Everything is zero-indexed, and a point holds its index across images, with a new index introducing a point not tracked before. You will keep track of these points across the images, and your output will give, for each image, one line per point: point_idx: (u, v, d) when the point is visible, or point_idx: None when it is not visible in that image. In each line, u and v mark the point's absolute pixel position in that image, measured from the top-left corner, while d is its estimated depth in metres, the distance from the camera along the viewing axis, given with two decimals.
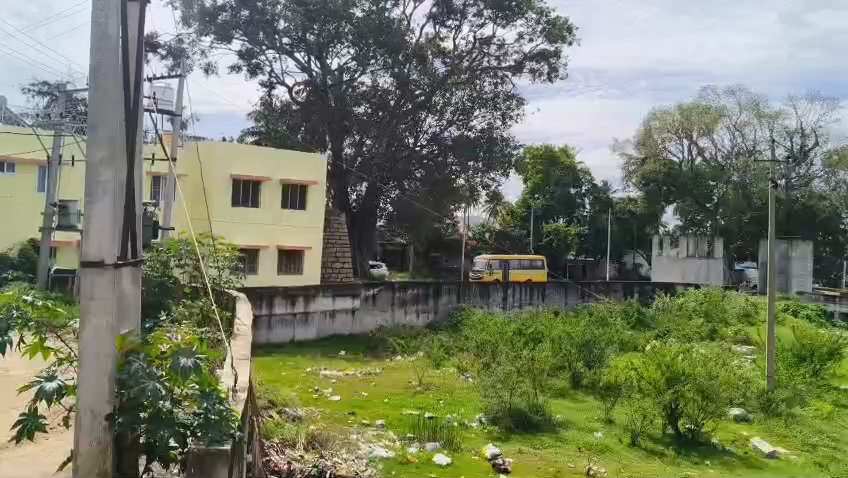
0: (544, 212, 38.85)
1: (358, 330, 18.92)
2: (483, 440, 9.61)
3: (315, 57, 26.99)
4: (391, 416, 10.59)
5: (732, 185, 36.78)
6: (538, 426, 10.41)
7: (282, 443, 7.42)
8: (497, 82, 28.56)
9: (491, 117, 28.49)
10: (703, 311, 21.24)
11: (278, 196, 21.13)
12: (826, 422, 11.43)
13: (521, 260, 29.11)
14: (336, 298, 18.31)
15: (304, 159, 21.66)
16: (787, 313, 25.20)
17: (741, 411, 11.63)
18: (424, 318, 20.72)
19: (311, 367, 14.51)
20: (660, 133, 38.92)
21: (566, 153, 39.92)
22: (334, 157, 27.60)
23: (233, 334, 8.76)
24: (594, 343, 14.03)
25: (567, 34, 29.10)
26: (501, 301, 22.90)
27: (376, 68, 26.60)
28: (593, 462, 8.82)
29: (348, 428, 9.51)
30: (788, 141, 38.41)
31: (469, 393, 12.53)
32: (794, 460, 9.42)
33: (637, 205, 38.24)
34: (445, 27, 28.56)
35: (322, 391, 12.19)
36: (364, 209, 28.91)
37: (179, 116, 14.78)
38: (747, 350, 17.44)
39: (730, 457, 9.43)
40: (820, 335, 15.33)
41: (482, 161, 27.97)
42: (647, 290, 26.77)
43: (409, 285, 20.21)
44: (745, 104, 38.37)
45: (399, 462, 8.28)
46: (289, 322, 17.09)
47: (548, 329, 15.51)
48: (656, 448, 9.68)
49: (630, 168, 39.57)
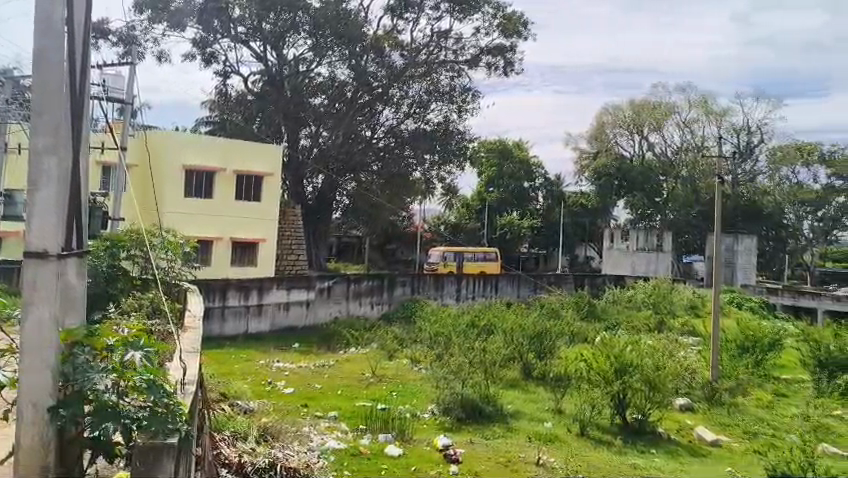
0: (498, 203, 38.61)
1: (312, 323, 18.80)
2: (434, 431, 9.68)
3: (271, 47, 26.65)
4: (344, 409, 10.58)
5: (680, 182, 38.30)
6: (490, 417, 10.50)
7: (233, 436, 7.35)
8: (454, 75, 28.47)
9: (447, 111, 28.52)
10: (651, 303, 21.79)
11: (231, 187, 20.89)
12: (767, 410, 11.81)
13: (475, 252, 29.29)
14: (290, 290, 18.20)
15: (256, 149, 21.46)
16: (732, 305, 25.85)
17: (687, 401, 11.83)
18: (378, 310, 20.72)
19: (264, 360, 14.38)
20: (612, 128, 39.82)
21: (519, 148, 39.66)
22: (290, 148, 27.17)
23: (183, 327, 8.63)
24: (546, 335, 14.34)
25: (523, 29, 29.28)
26: (454, 293, 23.01)
27: (333, 60, 26.42)
28: (542, 451, 8.96)
29: (300, 420, 9.48)
30: (735, 138, 39.36)
31: (421, 385, 12.60)
32: (735, 448, 9.73)
33: (588, 199, 39.32)
34: (403, 20, 28.47)
35: (275, 384, 12.08)
36: (321, 201, 28.68)
37: (130, 104, 14.47)
38: (693, 341, 17.84)
39: (674, 446, 9.65)
40: (762, 327, 15.80)
41: (438, 153, 28.21)
42: (598, 282, 27.15)
43: (363, 278, 20.17)
44: (694, 101, 39.24)
45: (350, 454, 8.29)
46: (242, 315, 16.91)
47: (501, 321, 15.73)
48: (604, 437, 9.88)
49: (583, 164, 40.43)
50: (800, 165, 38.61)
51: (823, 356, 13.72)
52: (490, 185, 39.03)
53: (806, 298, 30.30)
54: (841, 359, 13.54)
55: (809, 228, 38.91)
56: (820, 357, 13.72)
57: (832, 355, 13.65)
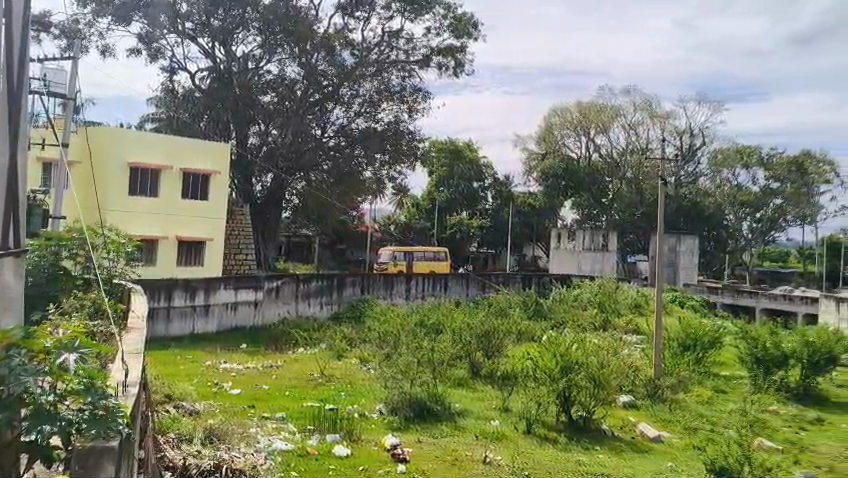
0: (447, 204, 38.37)
1: (260, 323, 18.59)
2: (383, 431, 9.68)
3: (219, 43, 26.39)
4: (292, 409, 10.53)
5: (625, 183, 39.33)
6: (438, 416, 10.54)
7: (178, 438, 7.28)
8: (405, 75, 28.47)
9: (398, 110, 28.42)
10: (597, 302, 22.15)
11: (177, 185, 20.55)
12: (708, 406, 12.12)
13: (425, 252, 29.39)
14: (238, 290, 17.98)
15: (203, 147, 21.16)
16: (675, 304, 26.47)
17: (630, 398, 12.05)
18: (327, 310, 20.59)
19: (211, 360, 14.17)
20: (559, 130, 40.33)
21: (469, 148, 39.84)
22: (238, 146, 27.07)
23: (125, 328, 8.46)
24: (494, 333, 14.50)
25: (473, 30, 29.47)
26: (404, 293, 23.03)
27: (283, 58, 26.35)
28: (490, 450, 9.03)
29: (247, 421, 9.40)
30: (678, 139, 39.76)
31: (369, 384, 12.61)
32: (676, 444, 9.97)
33: (536, 199, 39.95)
34: (354, 18, 28.40)
35: (222, 385, 11.92)
36: (269, 200, 28.45)
37: (73, 100, 14.07)
38: (637, 339, 18.21)
39: (618, 443, 9.82)
40: (703, 325, 16.18)
41: (388, 154, 28.03)
42: (545, 281, 27.49)
43: (312, 278, 20.04)
44: (639, 104, 39.94)
45: (298, 455, 8.24)
46: (188, 315, 16.64)
47: (449, 320, 15.80)
48: (549, 435, 10.01)
49: (531, 164, 40.96)
50: (740, 167, 39.49)
51: (760, 353, 14.10)
52: (440, 185, 38.95)
53: (745, 297, 31.21)
54: (777, 356, 13.94)
55: (748, 229, 40.50)
56: (756, 353, 14.06)
57: (769, 351, 14.00)
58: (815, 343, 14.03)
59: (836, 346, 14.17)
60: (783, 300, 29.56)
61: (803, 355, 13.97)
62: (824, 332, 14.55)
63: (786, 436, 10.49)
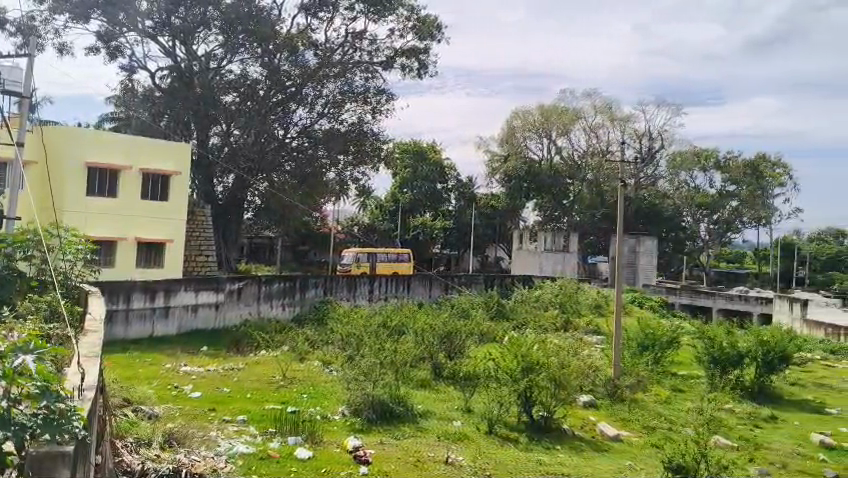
0: (411, 205, 38.26)
1: (221, 325, 18.39)
2: (345, 433, 9.64)
3: (180, 43, 26.16)
4: (253, 412, 10.43)
5: (586, 184, 39.90)
6: (400, 417, 10.55)
7: (136, 442, 7.17)
8: (368, 76, 28.41)
9: (361, 112, 28.37)
10: (558, 302, 22.38)
11: (137, 185, 20.23)
12: (665, 405, 12.31)
13: (387, 253, 29.37)
14: (198, 292, 17.78)
15: (164, 147, 20.86)
16: (635, 304, 26.88)
17: (590, 398, 12.19)
18: (290, 312, 20.44)
19: (171, 363, 13.98)
20: (522, 132, 40.35)
21: (433, 149, 39.90)
22: (199, 146, 26.75)
23: (82, 330, 8.29)
24: (457, 334, 14.63)
25: (437, 32, 29.52)
26: (366, 295, 22.99)
27: (245, 57, 26.27)
28: (452, 451, 9.06)
29: (207, 424, 9.29)
30: (638, 142, 40.19)
31: (331, 386, 12.55)
32: (635, 443, 10.11)
33: (499, 201, 40.39)
34: (317, 19, 28.29)
35: (182, 388, 11.78)
36: (231, 201, 28.18)
37: (28, 98, 13.75)
38: (597, 339, 18.45)
39: (579, 442, 9.94)
40: (662, 325, 16.41)
41: (351, 155, 28.07)
42: (507, 282, 27.67)
43: (275, 279, 19.90)
44: (600, 107, 40.41)
45: (259, 458, 8.15)
46: (147, 317, 16.42)
47: (412, 321, 15.78)
48: (511, 435, 10.07)
49: (494, 166, 41.19)
50: (697, 169, 40.05)
51: (717, 352, 14.37)
52: (404, 186, 38.70)
53: (702, 297, 31.79)
54: (732, 355, 14.22)
55: (705, 230, 41.12)
56: (713, 353, 14.35)
57: (725, 351, 14.26)
58: (770, 343, 14.32)
59: (789, 345, 14.45)
60: (739, 300, 30.12)
61: (758, 354, 14.20)
62: (778, 332, 14.82)
63: (742, 434, 10.69)
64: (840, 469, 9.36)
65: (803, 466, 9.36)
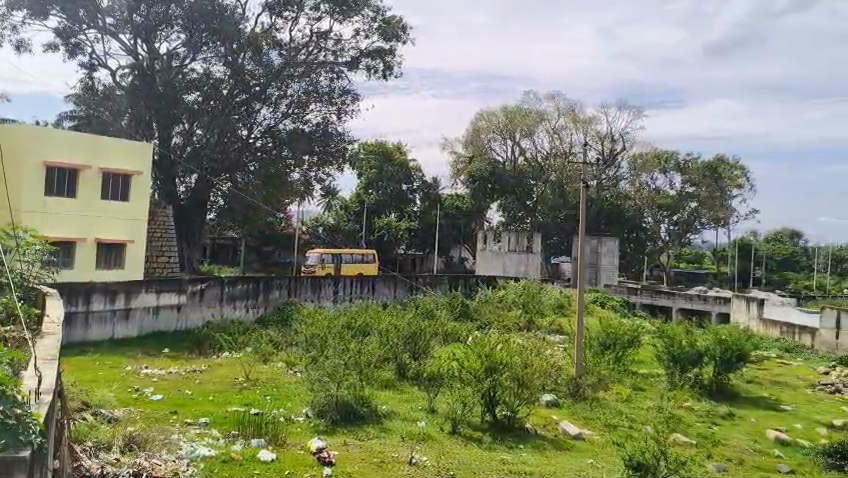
0: (376, 205, 38.35)
1: (183, 326, 18.19)
2: (308, 434, 9.61)
3: (142, 41, 25.79)
4: (215, 414, 10.33)
5: (549, 186, 40.26)
6: (364, 419, 10.54)
7: (96, 446, 7.09)
8: (333, 77, 28.37)
9: (326, 111, 28.25)
10: (521, 302, 22.56)
11: (97, 185, 19.91)
12: (626, 403, 12.48)
13: (352, 253, 29.32)
14: (160, 293, 17.56)
15: (124, 146, 20.53)
16: (597, 304, 27.20)
17: (553, 397, 12.31)
18: (254, 313, 20.27)
19: (132, 365, 13.78)
20: (486, 133, 40.87)
21: (398, 150, 39.81)
22: (162, 146, 26.35)
23: (40, 333, 8.13)
24: (420, 335, 14.66)
25: (402, 33, 29.53)
26: (331, 295, 22.91)
27: (208, 56, 25.96)
28: (416, 451, 9.08)
29: (168, 427, 9.17)
30: (600, 144, 40.79)
31: (296, 388, 12.50)
32: (597, 441, 10.26)
33: (464, 201, 40.52)
34: (282, 18, 28.14)
35: (143, 391, 11.63)
36: (194, 201, 27.85)
37: None
38: (560, 339, 18.62)
39: (542, 440, 10.04)
40: (623, 324, 16.63)
41: (317, 155, 27.92)
42: (471, 283, 27.80)
43: (238, 281, 19.72)
44: (563, 109, 40.80)
45: (221, 460, 8.07)
46: (107, 320, 16.16)
47: (376, 322, 15.76)
48: (475, 434, 10.12)
49: (459, 167, 41.47)
50: (658, 171, 40.56)
51: (676, 350, 14.62)
52: (369, 187, 38.55)
53: (662, 297, 32.23)
54: (691, 353, 14.45)
55: (666, 230, 41.77)
56: (672, 353, 14.60)
57: (684, 349, 14.49)
58: (727, 341, 14.55)
59: (745, 344, 14.70)
60: (698, 300, 30.68)
61: (715, 353, 14.44)
62: (735, 332, 15.06)
63: (700, 431, 10.87)
64: (793, 464, 9.62)
65: (758, 462, 9.56)
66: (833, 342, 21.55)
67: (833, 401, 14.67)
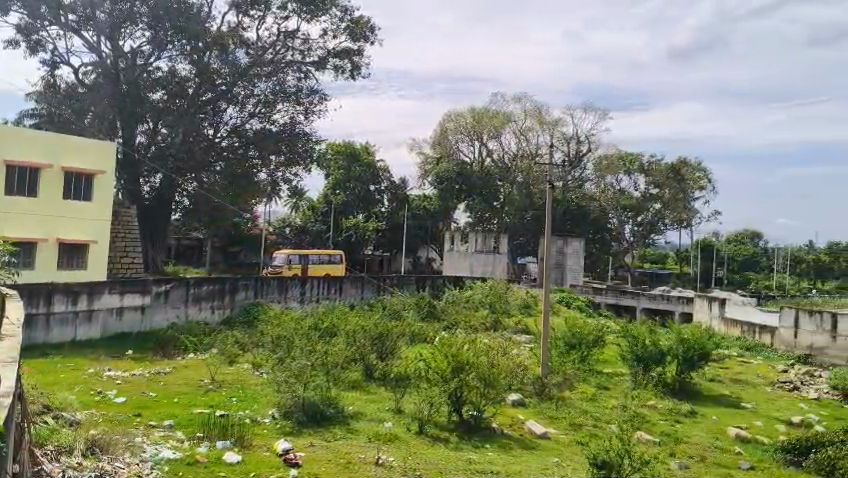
0: (343, 206, 38.02)
1: (147, 328, 17.97)
2: (274, 435, 9.55)
3: (106, 38, 25.36)
4: (180, 416, 10.24)
5: (515, 187, 40.57)
6: (331, 419, 10.54)
7: (57, 450, 7.01)
8: (301, 76, 28.31)
9: (293, 111, 28.18)
10: (488, 302, 22.69)
11: (59, 184, 19.59)
12: (591, 402, 12.62)
13: (320, 254, 29.23)
14: (123, 294, 17.33)
15: (87, 145, 20.21)
16: (562, 304, 27.45)
17: (519, 396, 12.39)
18: (220, 314, 20.09)
19: (94, 367, 13.61)
20: (454, 134, 41.13)
21: (366, 151, 39.74)
22: (125, 145, 26.00)
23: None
24: (388, 336, 14.63)
25: (370, 34, 29.49)
26: (298, 296, 22.83)
27: (174, 54, 25.62)
28: (382, 451, 9.08)
29: (132, 431, 9.06)
30: (566, 146, 41.07)
31: (262, 389, 12.43)
32: (562, 440, 10.36)
33: (431, 202, 40.60)
34: (249, 17, 27.96)
35: (106, 393, 11.48)
36: (158, 201, 27.51)
37: None
38: (526, 339, 18.79)
39: (508, 440, 10.10)
40: (588, 324, 16.78)
41: (284, 155, 27.84)
42: (438, 283, 27.87)
43: (203, 281, 19.53)
44: (530, 111, 41.10)
45: (186, 463, 7.99)
46: (69, 321, 15.91)
47: (343, 323, 15.73)
48: (441, 434, 10.15)
49: (427, 168, 41.59)
50: (622, 173, 40.99)
51: (639, 350, 14.79)
52: (336, 188, 38.30)
53: (626, 297, 32.60)
54: (655, 352, 14.63)
55: (630, 231, 42.28)
56: (637, 352, 14.79)
57: (647, 349, 14.69)
58: (690, 340, 14.73)
59: (707, 342, 14.91)
60: (662, 300, 31.10)
61: (678, 352, 14.63)
62: (698, 331, 15.26)
63: (663, 429, 11.02)
64: (753, 461, 9.80)
65: (719, 459, 9.75)
66: (791, 340, 21.98)
67: (792, 398, 14.94)
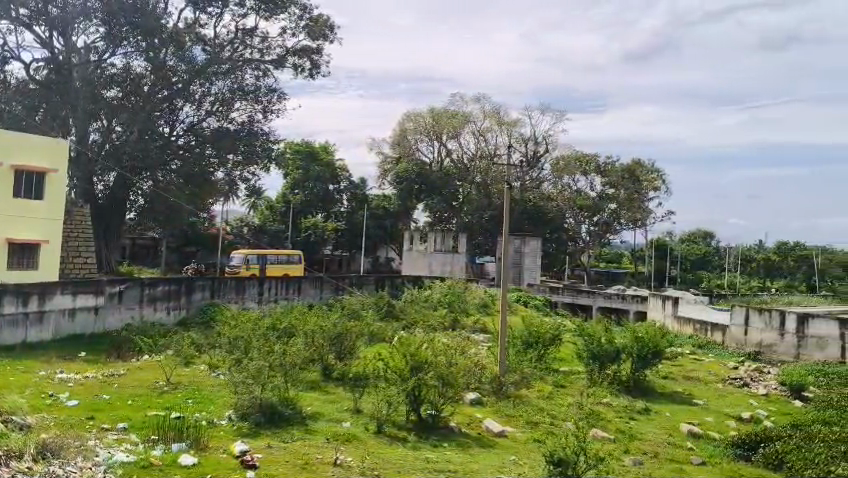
0: (302, 206, 38.08)
1: (101, 330, 17.66)
2: (230, 437, 9.46)
3: (58, 33, 24.76)
4: (134, 419, 10.10)
5: (474, 187, 40.81)
6: (289, 420, 10.51)
7: (6, 456, 6.91)
8: (259, 75, 28.09)
9: (251, 110, 27.94)
10: (446, 302, 22.76)
11: (10, 182, 19.15)
12: (547, 400, 12.76)
13: (278, 254, 29.02)
14: (76, 295, 17.00)
15: (39, 145, 19.78)
16: (519, 303, 27.69)
17: (476, 395, 12.46)
18: (175, 315, 19.82)
19: (45, 370, 13.32)
20: (413, 135, 41.20)
21: (324, 150, 39.53)
22: (78, 143, 25.42)
23: None
24: (346, 335, 14.58)
25: (330, 32, 29.37)
26: (256, 296, 22.62)
27: (129, 51, 25.22)
28: (339, 451, 9.05)
29: (85, 433, 8.89)
30: (524, 146, 41.66)
31: (219, 390, 12.31)
32: (519, 438, 10.44)
33: (390, 202, 40.55)
34: (206, 13, 27.65)
35: (58, 396, 11.25)
36: (113, 200, 27.03)
37: None
38: (484, 338, 18.91)
39: (465, 439, 10.15)
40: (545, 323, 16.93)
41: (241, 154, 27.62)
42: (397, 283, 27.85)
43: (159, 281, 19.24)
44: (489, 111, 41.36)
45: (140, 466, 7.87)
46: (20, 322, 15.54)
47: (301, 323, 15.62)
48: (399, 433, 10.17)
49: (386, 168, 41.59)
50: (579, 174, 41.45)
51: (596, 348, 14.95)
52: (294, 187, 38.19)
53: (582, 296, 32.96)
54: (610, 351, 14.84)
55: (586, 231, 42.75)
56: (592, 350, 15.00)
57: (603, 347, 14.88)
58: (644, 338, 14.94)
59: (661, 340, 15.14)
60: (617, 299, 31.47)
61: (633, 350, 14.84)
62: (652, 329, 15.51)
63: (618, 426, 11.18)
64: (705, 456, 10.00)
65: (671, 455, 9.93)
66: (742, 337, 22.42)
67: (742, 395, 15.27)
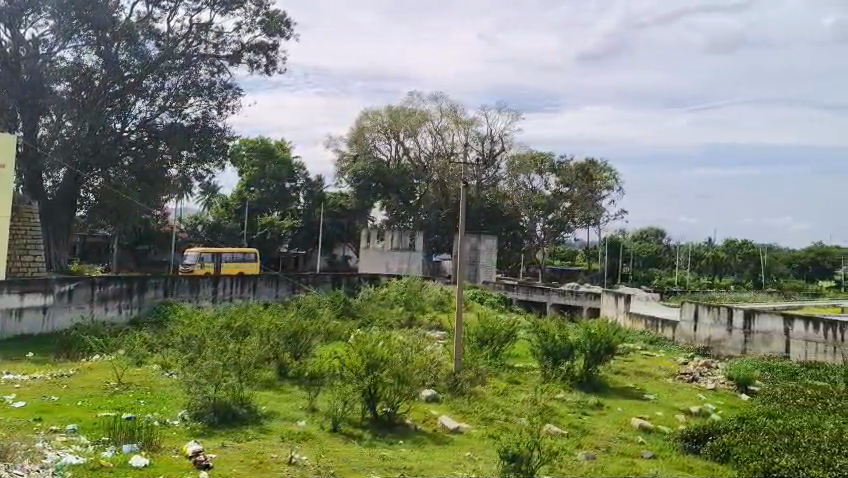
0: (258, 204, 38.01)
1: (49, 330, 17.27)
2: (183, 438, 9.32)
3: (5, 26, 23.94)
4: (84, 420, 9.89)
5: (432, 184, 40.91)
6: (243, 419, 10.43)
7: None
8: (214, 70, 27.77)
9: (206, 106, 27.56)
10: (403, 300, 22.77)
11: None
12: (502, 396, 12.87)
13: (233, 252, 28.73)
14: (24, 295, 16.61)
15: None
16: (475, 300, 27.88)
17: (432, 392, 12.51)
18: (127, 314, 19.49)
19: None
20: (370, 133, 40.94)
21: (280, 148, 39.05)
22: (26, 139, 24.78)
23: None
24: (302, 334, 14.48)
25: (286, 28, 29.12)
26: (210, 294, 22.35)
27: (79, 44, 24.67)
28: (295, 451, 8.97)
29: (32, 436, 8.68)
30: (481, 145, 41.54)
31: (171, 390, 12.15)
32: (474, 434, 10.51)
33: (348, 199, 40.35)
34: (160, 7, 27.18)
35: (3, 397, 10.95)
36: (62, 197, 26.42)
37: None
38: (440, 335, 19.02)
39: (420, 436, 10.18)
40: (501, 320, 17.05)
41: (195, 151, 27.27)
42: (354, 281, 27.75)
43: (109, 280, 18.89)
44: (446, 110, 41.41)
45: (90, 468, 7.70)
46: None
47: (256, 322, 15.45)
48: (355, 431, 10.15)
49: (343, 166, 41.20)
50: (534, 172, 41.81)
51: (549, 345, 15.25)
52: (250, 185, 38.09)
53: (537, 293, 33.34)
54: (564, 347, 15.10)
55: (541, 229, 43.19)
56: (546, 346, 15.23)
57: (557, 343, 15.14)
58: (597, 335, 15.15)
59: (613, 337, 15.36)
60: (571, 297, 31.88)
61: (585, 346, 15.02)
62: (604, 325, 15.79)
63: (570, 421, 11.37)
64: (655, 450, 10.19)
65: (624, 449, 10.08)
66: (691, 334, 22.90)
67: (691, 389, 15.61)
